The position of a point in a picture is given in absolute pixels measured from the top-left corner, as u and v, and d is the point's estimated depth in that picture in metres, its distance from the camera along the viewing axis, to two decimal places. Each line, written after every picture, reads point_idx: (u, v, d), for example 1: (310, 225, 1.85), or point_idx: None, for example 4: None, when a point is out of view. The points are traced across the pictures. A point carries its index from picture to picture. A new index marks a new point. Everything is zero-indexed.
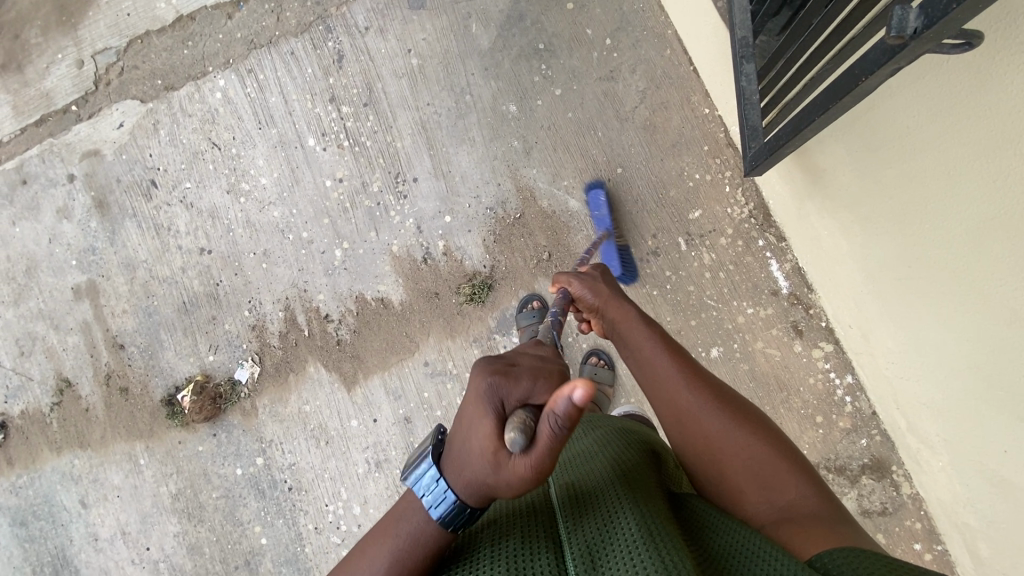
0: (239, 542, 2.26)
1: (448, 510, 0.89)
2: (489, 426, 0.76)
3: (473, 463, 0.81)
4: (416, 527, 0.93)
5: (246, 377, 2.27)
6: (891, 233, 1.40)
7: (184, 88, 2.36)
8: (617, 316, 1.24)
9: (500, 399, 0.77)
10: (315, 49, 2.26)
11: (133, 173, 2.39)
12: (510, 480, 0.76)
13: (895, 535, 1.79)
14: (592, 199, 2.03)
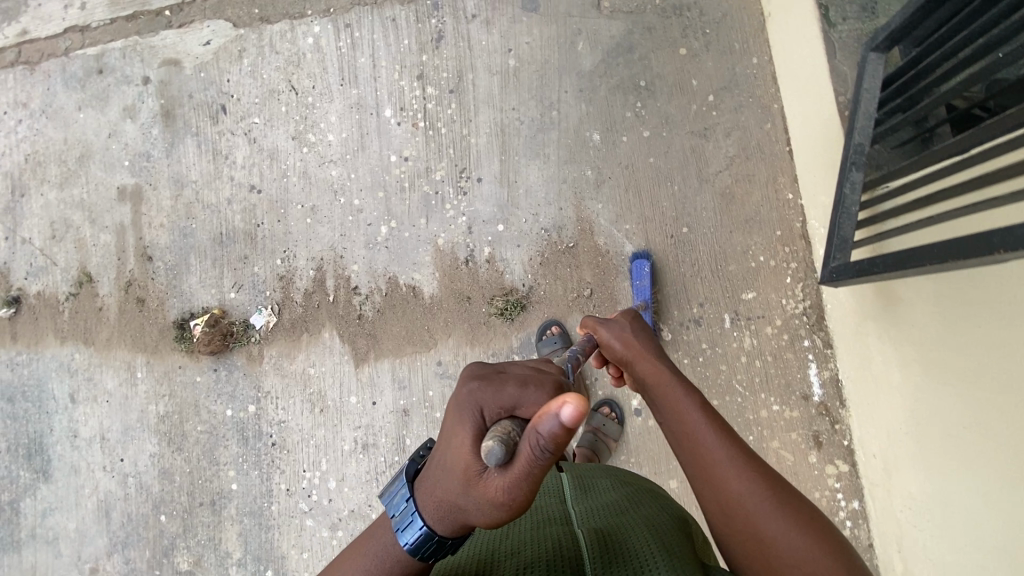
0: (210, 481, 2.27)
1: (416, 538, 0.88)
2: (468, 438, 0.76)
3: (447, 481, 0.81)
4: (385, 550, 0.92)
5: (262, 324, 2.26)
6: (953, 391, 1.35)
7: (279, 24, 2.34)
8: (644, 366, 1.16)
9: (481, 408, 0.76)
10: (417, 22, 2.22)
11: (206, 93, 2.38)
12: (481, 500, 0.76)
13: None
14: (635, 268, 1.96)
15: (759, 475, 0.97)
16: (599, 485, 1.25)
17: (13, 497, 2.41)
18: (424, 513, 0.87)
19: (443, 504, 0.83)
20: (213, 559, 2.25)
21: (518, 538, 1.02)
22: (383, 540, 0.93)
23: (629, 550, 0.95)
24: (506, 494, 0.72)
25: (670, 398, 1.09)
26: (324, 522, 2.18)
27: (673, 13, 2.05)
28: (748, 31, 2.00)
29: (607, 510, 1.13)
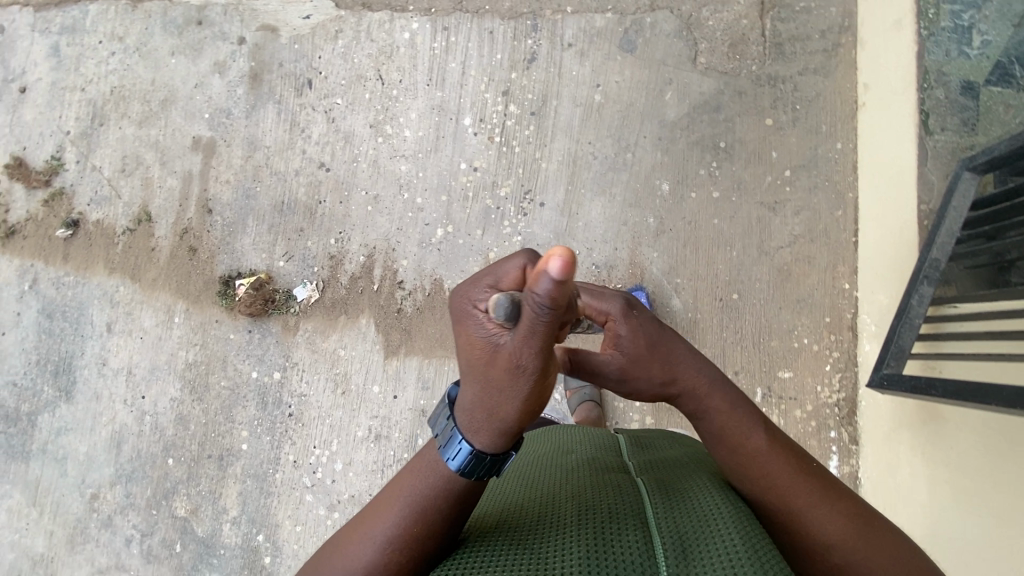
0: (223, 436, 2.32)
1: (460, 457, 0.94)
2: (478, 325, 0.83)
3: (475, 386, 0.88)
4: (431, 469, 0.99)
5: (304, 298, 2.31)
6: (977, 519, 1.35)
7: (378, 14, 2.39)
8: (690, 387, 1.04)
9: (474, 299, 0.85)
10: (513, 39, 2.26)
11: (296, 64, 2.43)
12: (504, 378, 0.83)
13: None
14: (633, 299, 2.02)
15: (836, 507, 1.00)
16: (658, 445, 1.28)
17: (31, 409, 2.46)
18: (463, 431, 0.93)
19: (475, 409, 0.90)
20: (210, 511, 2.30)
21: (576, 483, 1.06)
22: (420, 472, 1.01)
23: (693, 501, 0.97)
24: (524, 359, 0.80)
25: (730, 429, 1.04)
26: (323, 500, 2.22)
27: (766, 83, 2.06)
28: (838, 115, 2.01)
29: (667, 463, 1.16)
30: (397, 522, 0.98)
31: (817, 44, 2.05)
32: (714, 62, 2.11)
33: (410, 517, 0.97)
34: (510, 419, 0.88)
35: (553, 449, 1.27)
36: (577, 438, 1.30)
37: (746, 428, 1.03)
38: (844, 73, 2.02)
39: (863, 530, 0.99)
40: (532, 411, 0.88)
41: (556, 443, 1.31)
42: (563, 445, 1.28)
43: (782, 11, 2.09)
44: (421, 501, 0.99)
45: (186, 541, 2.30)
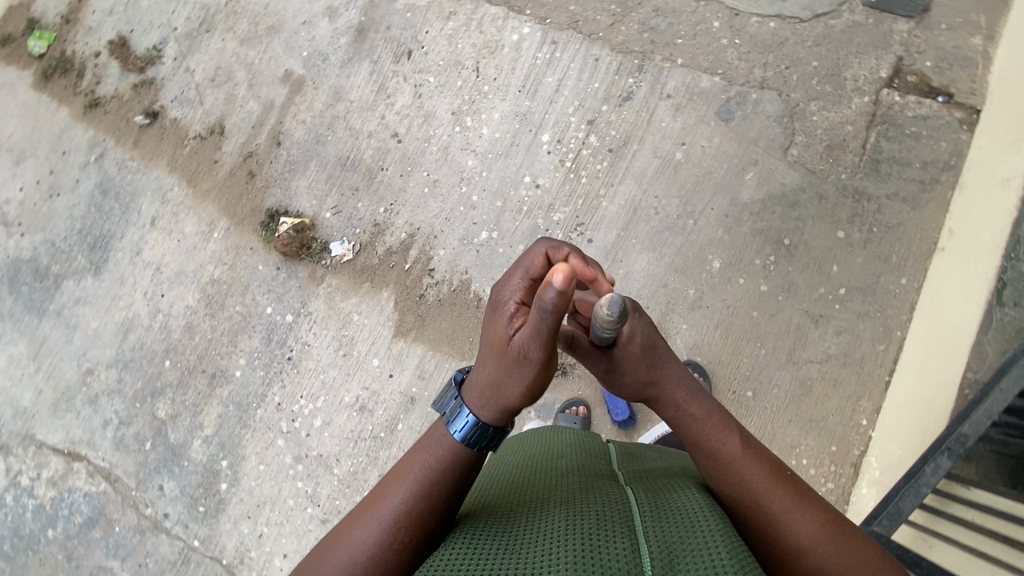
0: (222, 357, 2.38)
1: (466, 428, 1.07)
2: (501, 315, 1.05)
3: (490, 364, 1.05)
4: (442, 446, 1.08)
5: (337, 254, 2.35)
6: None
7: (495, 8, 2.40)
8: (669, 390, 1.13)
9: (502, 295, 1.07)
10: (615, 73, 2.25)
11: (402, 32, 2.46)
12: (510, 364, 1.00)
13: None
14: None
15: (811, 512, 1.03)
16: (649, 460, 1.31)
17: (59, 271, 2.57)
18: (469, 410, 1.07)
19: (484, 385, 1.06)
20: (187, 423, 2.37)
21: (570, 482, 1.09)
22: (428, 449, 1.09)
23: (680, 508, 0.98)
24: (529, 350, 0.97)
25: (707, 433, 1.10)
26: (292, 450, 2.26)
27: (851, 195, 2.01)
28: (912, 250, 1.94)
29: (656, 476, 1.18)
30: (406, 498, 1.05)
31: (916, 173, 1.98)
32: (805, 159, 2.06)
33: (421, 492, 1.05)
34: (510, 401, 1.04)
35: (547, 449, 1.32)
36: (573, 444, 1.35)
37: (720, 430, 1.10)
38: (933, 211, 1.95)
39: (839, 535, 1.01)
40: (531, 400, 1.04)
41: (548, 445, 1.35)
42: (557, 447, 1.32)
43: (890, 130, 2.02)
44: (434, 474, 1.07)
45: (157, 442, 2.38)
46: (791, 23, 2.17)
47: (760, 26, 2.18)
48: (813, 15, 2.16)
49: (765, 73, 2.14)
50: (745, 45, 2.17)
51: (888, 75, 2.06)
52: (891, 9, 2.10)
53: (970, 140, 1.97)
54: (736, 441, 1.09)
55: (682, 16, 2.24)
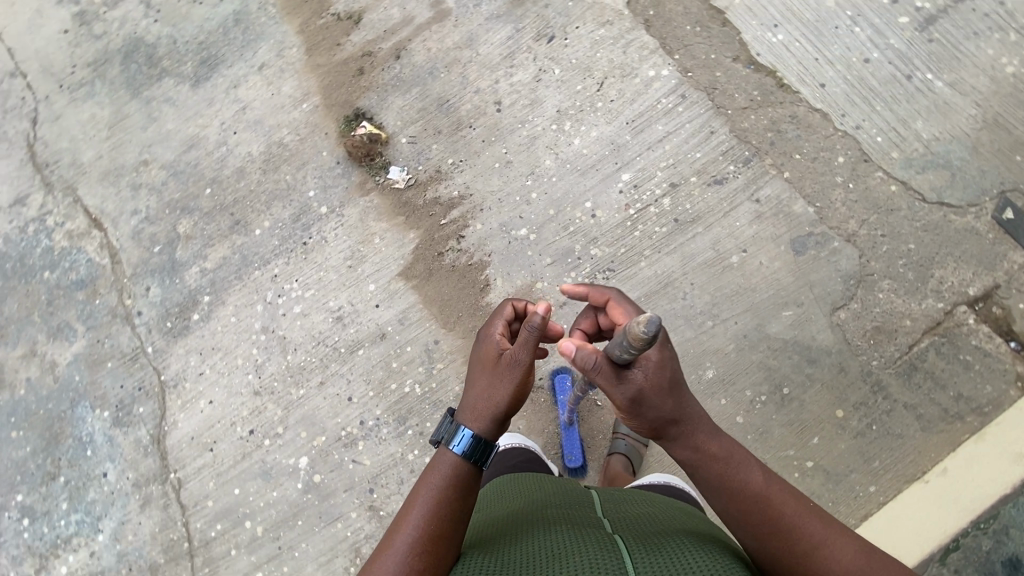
0: (252, 211, 2.52)
1: (465, 441, 1.11)
2: (492, 343, 1.20)
3: (476, 386, 1.18)
4: (444, 469, 1.11)
5: (391, 178, 2.43)
6: None
7: (648, 39, 2.39)
8: (690, 425, 1.09)
9: (486, 332, 1.24)
10: (719, 154, 2.22)
11: (556, 16, 2.49)
12: (503, 374, 1.15)
13: None
14: (557, 385, 2.11)
15: (833, 529, 1.03)
16: (642, 506, 1.31)
17: (167, 67, 2.76)
18: (463, 421, 1.14)
19: (473, 404, 1.15)
20: (196, 249, 2.53)
21: (563, 527, 1.12)
22: (432, 474, 1.12)
23: (672, 556, 0.98)
24: (519, 357, 1.14)
25: (729, 474, 1.08)
26: (264, 319, 2.39)
27: (870, 384, 1.93)
28: (896, 466, 1.86)
29: (646, 524, 1.18)
30: (416, 523, 1.06)
31: (945, 399, 1.88)
32: (846, 328, 2.00)
33: (430, 514, 1.07)
34: (501, 405, 1.14)
35: (537, 495, 1.35)
36: (561, 490, 1.38)
37: (742, 467, 1.08)
38: (938, 442, 1.85)
39: (861, 546, 1.02)
40: (517, 407, 1.16)
41: (535, 492, 1.38)
42: (544, 495, 1.35)
43: (945, 345, 1.92)
44: (437, 499, 1.09)
45: (165, 250, 2.56)
46: (912, 196, 2.07)
47: (880, 183, 2.09)
48: (936, 200, 2.05)
49: (858, 229, 2.06)
50: (855, 193, 2.09)
51: (975, 295, 1.95)
52: (1015, 235, 1.98)
53: (1016, 397, 1.85)
54: (756, 477, 1.07)
55: (812, 135, 2.17)
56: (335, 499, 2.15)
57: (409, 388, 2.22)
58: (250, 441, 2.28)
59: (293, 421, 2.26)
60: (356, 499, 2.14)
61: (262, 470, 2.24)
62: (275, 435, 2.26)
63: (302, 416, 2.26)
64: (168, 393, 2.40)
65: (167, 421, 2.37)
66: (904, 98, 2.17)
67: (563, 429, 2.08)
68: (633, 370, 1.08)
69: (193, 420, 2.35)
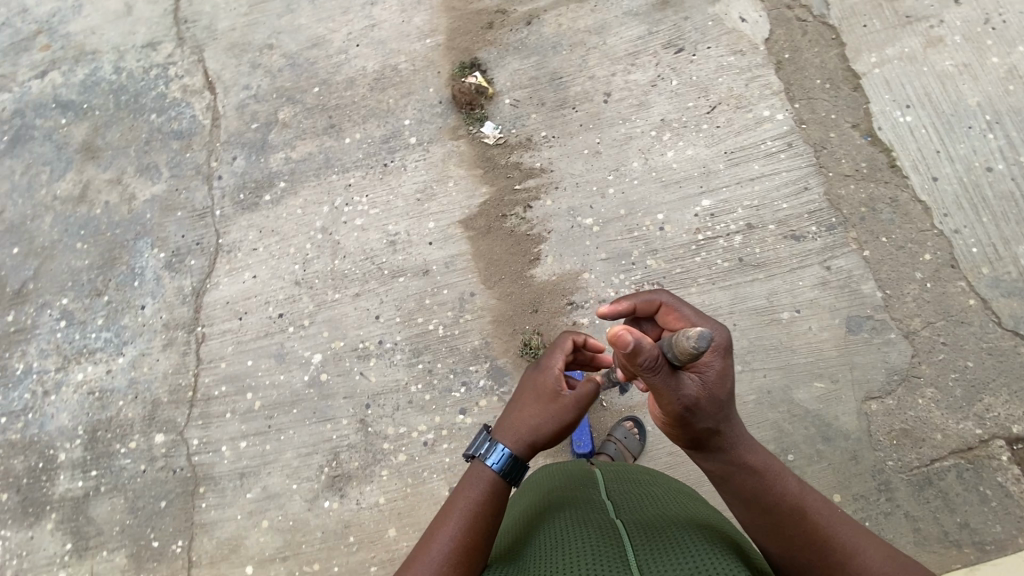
0: (349, 120, 2.64)
1: (503, 460, 1.15)
2: (551, 377, 1.24)
3: (526, 410, 1.23)
4: (480, 483, 1.15)
5: (484, 131, 2.50)
6: None
7: (774, 80, 2.37)
8: (732, 433, 1.13)
9: (545, 361, 1.26)
10: (806, 211, 2.18)
11: (691, 32, 2.49)
12: (555, 413, 1.22)
13: None
14: None
15: (865, 536, 1.04)
16: (658, 484, 1.33)
17: None
18: (503, 442, 1.18)
19: (522, 427, 1.21)
20: (287, 137, 2.67)
21: (569, 517, 1.13)
22: (468, 488, 1.16)
23: (673, 540, 0.99)
24: (575, 405, 1.23)
25: (764, 485, 1.11)
26: (326, 220, 2.51)
27: (877, 481, 1.88)
28: None
29: (654, 505, 1.20)
30: (451, 536, 1.09)
31: (949, 523, 1.81)
32: (873, 420, 1.94)
33: (465, 527, 1.10)
34: (540, 439, 1.21)
35: (542, 489, 1.36)
36: (564, 476, 1.38)
37: (778, 478, 1.11)
38: (927, 562, 1.79)
39: (894, 553, 1.02)
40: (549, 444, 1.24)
41: (540, 487, 1.39)
42: (549, 486, 1.36)
43: (969, 471, 1.85)
44: (471, 510, 1.13)
45: (261, 130, 2.71)
46: (988, 316, 1.98)
47: (960, 292, 2.01)
48: (1011, 328, 1.96)
49: (921, 329, 1.99)
50: (930, 293, 2.02)
51: (1019, 434, 1.86)
52: None
53: None
54: (790, 486, 1.11)
55: (906, 224, 2.11)
56: (333, 402, 2.25)
57: (433, 327, 2.29)
58: (277, 324, 2.40)
59: (320, 319, 2.37)
60: (351, 409, 2.23)
61: (277, 352, 2.35)
62: (300, 325, 2.38)
63: (328, 318, 2.37)
64: (220, 256, 2.56)
65: (211, 279, 2.52)
66: (1015, 218, 2.07)
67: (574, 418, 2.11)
68: (688, 376, 1.09)
69: (233, 288, 2.49)
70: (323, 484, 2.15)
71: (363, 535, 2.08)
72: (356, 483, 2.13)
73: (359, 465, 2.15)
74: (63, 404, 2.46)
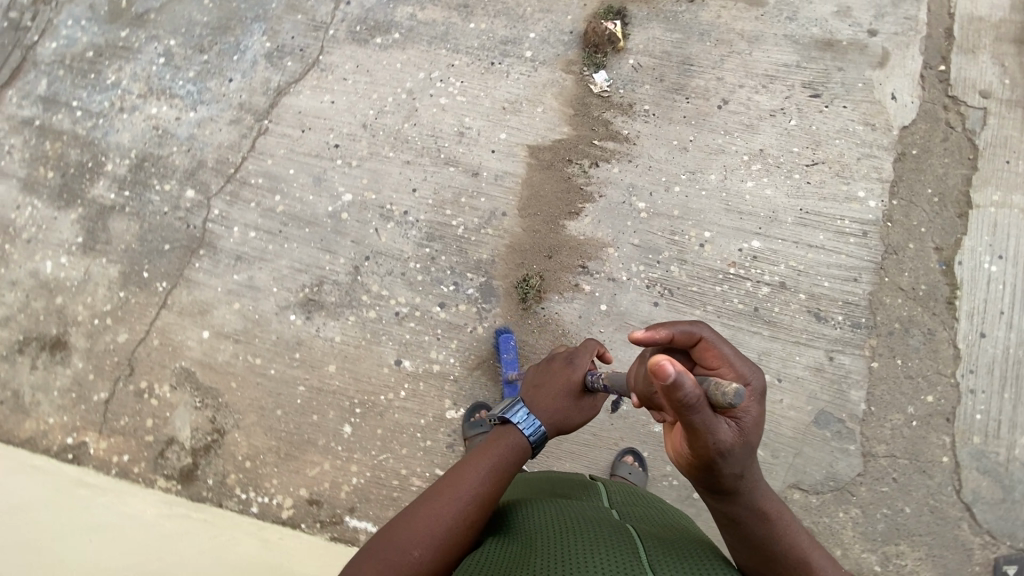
0: (483, 7, 2.63)
1: (535, 431, 1.32)
2: (581, 378, 1.38)
3: (553, 398, 1.36)
4: (510, 445, 1.30)
5: (594, 78, 2.48)
6: None
7: (887, 168, 2.27)
8: (756, 483, 1.06)
9: (577, 363, 1.40)
10: (841, 298, 2.13)
11: (838, 85, 2.38)
12: (578, 409, 1.39)
13: (152, 449, 2.20)
14: (501, 341, 2.19)
15: None
16: (645, 497, 1.47)
17: None
18: (536, 419, 1.33)
19: (549, 413, 1.35)
20: None
21: (570, 506, 1.28)
22: (497, 449, 1.29)
23: (673, 543, 1.13)
24: (591, 407, 1.41)
25: (771, 534, 1.09)
26: (416, 84, 2.56)
27: None
28: None
29: (644, 514, 1.33)
30: (476, 485, 1.22)
31: None
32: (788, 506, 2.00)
33: (489, 479, 1.24)
34: (565, 425, 1.37)
35: (538, 487, 1.51)
36: (566, 481, 1.53)
37: (785, 528, 1.09)
38: None
39: None
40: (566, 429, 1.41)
41: (539, 484, 1.53)
42: (552, 485, 1.50)
43: None
44: (498, 467, 1.27)
45: None
46: (952, 478, 1.97)
47: (939, 446, 1.99)
48: (966, 500, 1.95)
49: (881, 455, 1.99)
50: (910, 431, 2.01)
51: None
52: None
53: None
54: (795, 537, 1.10)
55: (927, 360, 2.06)
56: (340, 239, 2.38)
57: (456, 224, 2.37)
58: (329, 150, 2.51)
59: (366, 167, 2.47)
60: (352, 254, 2.36)
61: (317, 175, 2.48)
62: (347, 162, 2.48)
63: (373, 168, 2.47)
64: (314, 70, 2.65)
65: (296, 86, 2.63)
66: None
67: (506, 386, 2.15)
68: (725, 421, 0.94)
69: (308, 101, 2.60)
70: (297, 301, 2.32)
71: (308, 357, 2.24)
72: (324, 313, 2.29)
73: (334, 301, 2.31)
74: (129, 126, 2.66)
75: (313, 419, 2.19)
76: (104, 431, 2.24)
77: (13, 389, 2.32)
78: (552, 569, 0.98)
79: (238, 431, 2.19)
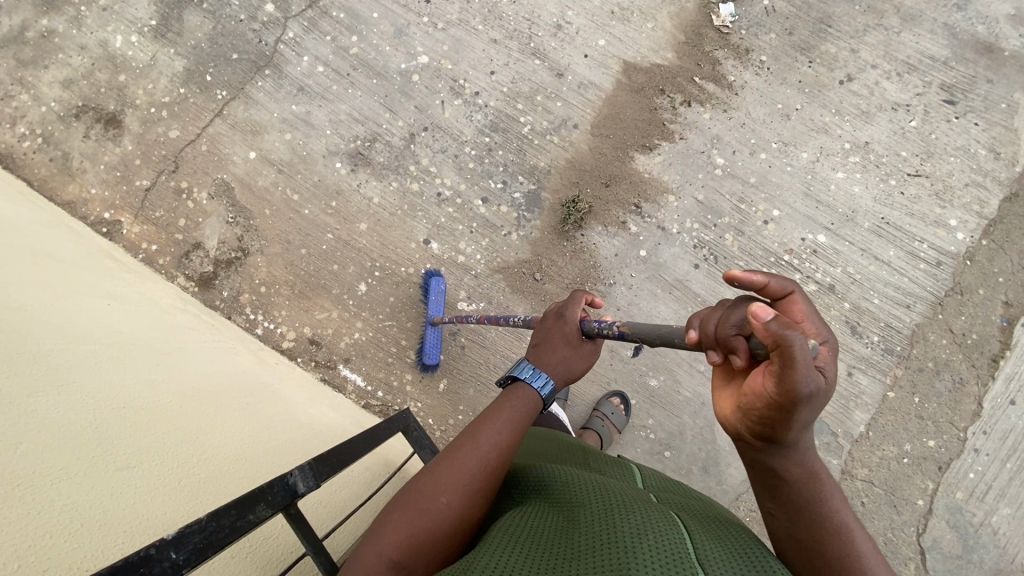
0: None
1: (543, 384, 1.15)
2: (576, 324, 1.20)
3: (553, 352, 1.20)
4: (520, 404, 1.14)
5: (719, 9, 2.23)
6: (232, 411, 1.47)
7: (992, 204, 2.07)
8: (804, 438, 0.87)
9: (565, 311, 1.22)
10: (885, 320, 2.03)
11: (980, 98, 2.11)
12: (580, 357, 1.21)
13: (180, 247, 2.27)
14: (431, 281, 2.13)
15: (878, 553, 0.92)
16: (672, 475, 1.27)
17: None
18: (541, 373, 1.17)
19: (554, 368, 1.18)
20: None
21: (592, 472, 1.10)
22: (507, 406, 1.14)
23: (727, 536, 0.93)
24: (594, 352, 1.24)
25: (804, 492, 0.91)
26: None
27: None
28: None
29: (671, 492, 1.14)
30: (492, 443, 1.08)
31: None
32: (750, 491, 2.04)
33: (507, 435, 1.10)
34: (574, 374, 1.21)
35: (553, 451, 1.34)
36: (599, 454, 1.34)
37: (820, 486, 0.91)
38: None
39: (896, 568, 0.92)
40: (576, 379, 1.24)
41: (573, 449, 1.38)
42: (582, 455, 1.32)
43: None
44: (515, 424, 1.12)
45: None
46: (918, 521, 1.97)
47: (919, 488, 1.98)
48: (923, 544, 1.96)
49: (860, 478, 1.99)
50: (897, 466, 1.99)
51: None
52: None
53: None
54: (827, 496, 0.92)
55: (945, 407, 2.00)
56: (404, 102, 2.29)
57: (523, 121, 2.25)
58: (419, 4, 2.35)
59: (451, 33, 2.32)
60: (412, 120, 2.28)
61: (400, 27, 2.34)
62: (433, 22, 2.33)
63: (458, 37, 2.32)
64: None
65: None
66: None
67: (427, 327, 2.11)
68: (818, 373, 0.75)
69: None
70: (346, 150, 2.28)
71: (343, 209, 2.25)
72: (369, 171, 2.26)
73: (381, 162, 2.26)
74: None
75: (333, 268, 2.22)
76: (139, 217, 2.30)
77: (63, 151, 2.35)
78: (589, 550, 0.81)
79: (262, 256, 2.24)
